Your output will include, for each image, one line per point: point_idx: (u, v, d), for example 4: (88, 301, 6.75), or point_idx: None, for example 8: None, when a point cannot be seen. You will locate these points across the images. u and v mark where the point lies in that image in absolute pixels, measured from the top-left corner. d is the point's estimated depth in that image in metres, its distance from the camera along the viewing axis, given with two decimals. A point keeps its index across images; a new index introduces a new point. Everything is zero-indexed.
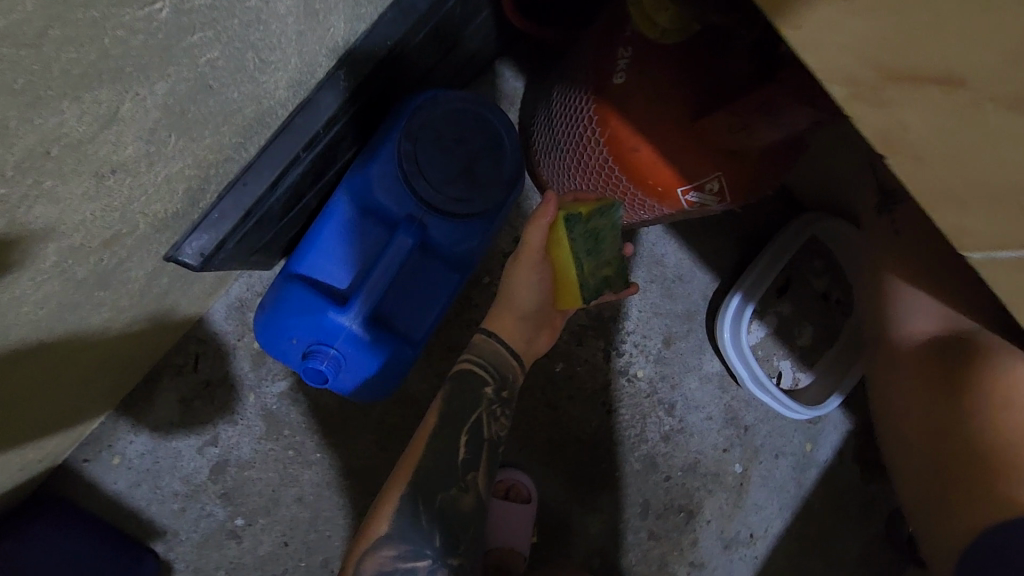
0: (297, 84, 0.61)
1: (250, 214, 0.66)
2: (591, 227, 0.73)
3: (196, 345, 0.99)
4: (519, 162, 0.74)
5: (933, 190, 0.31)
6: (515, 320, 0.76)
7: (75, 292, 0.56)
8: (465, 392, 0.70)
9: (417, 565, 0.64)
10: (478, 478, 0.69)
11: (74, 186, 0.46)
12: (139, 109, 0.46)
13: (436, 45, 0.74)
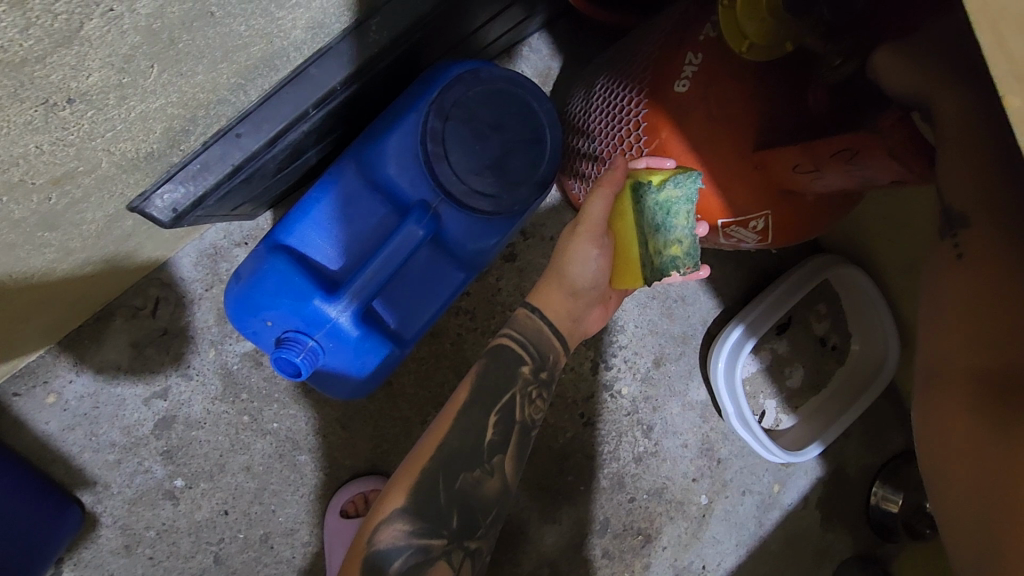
0: (317, 27, 0.52)
1: (240, 170, 0.56)
2: (662, 199, 0.62)
3: (158, 289, 0.90)
4: (556, 161, 0.66)
5: None
6: (564, 297, 0.67)
7: (12, 231, 0.47)
8: (501, 368, 0.63)
9: (432, 544, 0.57)
10: (505, 463, 0.61)
11: (14, 113, 0.37)
12: (111, 29, 0.37)
13: (485, 8, 0.65)
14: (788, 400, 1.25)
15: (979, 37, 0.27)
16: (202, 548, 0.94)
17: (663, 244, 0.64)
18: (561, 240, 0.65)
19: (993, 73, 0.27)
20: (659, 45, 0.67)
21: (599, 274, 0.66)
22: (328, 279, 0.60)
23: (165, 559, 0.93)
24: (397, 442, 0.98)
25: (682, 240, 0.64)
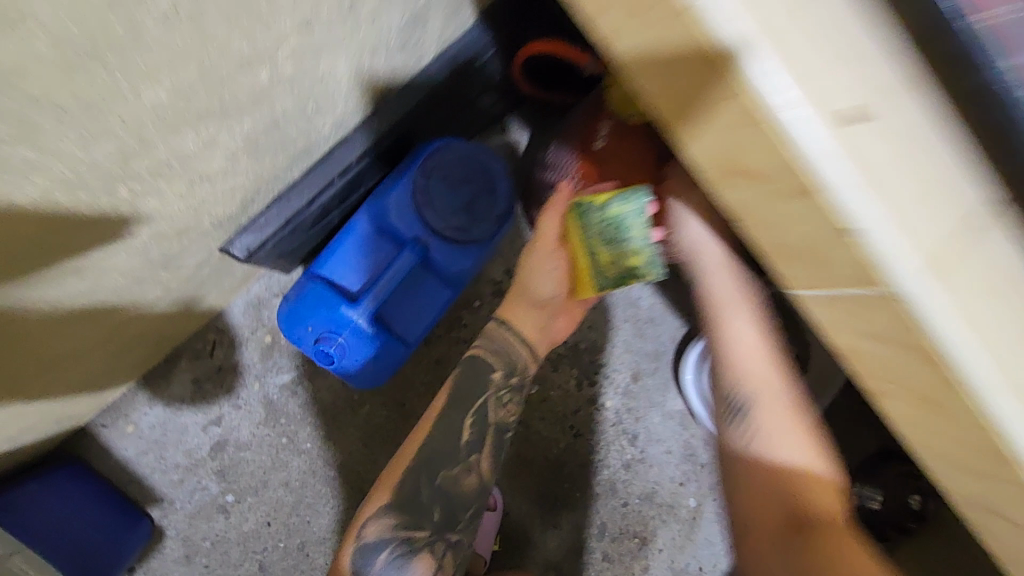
0: (337, 125, 0.75)
1: (288, 223, 0.80)
2: (610, 215, 0.72)
3: (215, 334, 1.11)
4: (511, 200, 0.88)
5: (777, 246, 0.40)
6: (527, 308, 0.86)
7: (144, 276, 0.68)
8: (474, 377, 0.82)
9: (414, 535, 0.74)
10: (480, 463, 0.79)
11: (170, 194, 0.57)
12: (228, 140, 0.57)
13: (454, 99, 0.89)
14: None
15: (617, 61, 0.39)
16: (250, 556, 1.10)
17: (622, 256, 0.72)
18: (526, 258, 0.85)
19: (638, 85, 0.39)
20: (585, 112, 0.89)
21: (555, 287, 0.84)
22: (348, 296, 0.81)
23: (218, 567, 1.09)
24: None
25: (638, 252, 0.71)
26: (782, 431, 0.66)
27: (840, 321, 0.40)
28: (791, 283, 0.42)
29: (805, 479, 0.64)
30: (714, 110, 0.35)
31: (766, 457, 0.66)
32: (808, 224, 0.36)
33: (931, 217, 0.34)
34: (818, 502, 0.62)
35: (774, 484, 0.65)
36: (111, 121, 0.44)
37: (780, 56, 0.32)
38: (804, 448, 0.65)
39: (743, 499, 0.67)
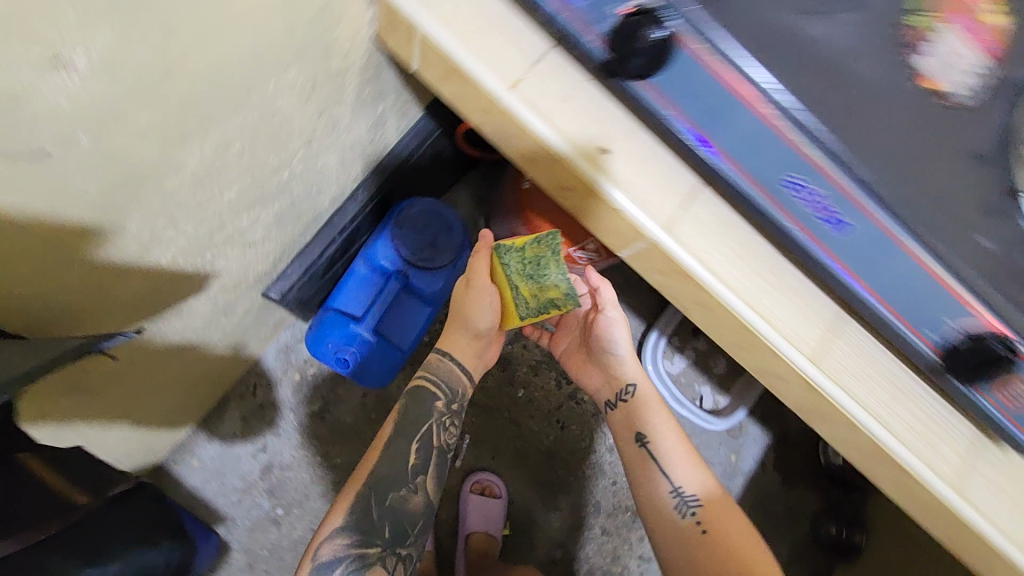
0: (336, 199, 1.00)
1: (308, 271, 1.03)
2: (530, 254, 0.89)
3: (254, 377, 1.37)
4: (465, 233, 1.07)
5: (597, 226, 0.67)
6: (466, 338, 1.01)
7: (211, 326, 0.94)
8: (419, 404, 0.96)
9: (368, 552, 0.85)
10: (424, 483, 0.93)
11: (234, 265, 0.83)
12: (268, 224, 0.84)
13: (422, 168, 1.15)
14: (718, 384, 1.65)
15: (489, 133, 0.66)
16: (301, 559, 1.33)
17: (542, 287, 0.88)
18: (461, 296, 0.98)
19: (504, 147, 0.66)
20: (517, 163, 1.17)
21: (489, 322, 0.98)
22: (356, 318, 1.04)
23: (276, 571, 1.32)
24: None
25: (558, 286, 0.88)
26: (719, 512, 0.94)
27: (651, 266, 0.66)
28: (615, 248, 0.68)
29: (742, 547, 0.91)
30: (536, 156, 0.63)
31: (719, 535, 0.92)
32: (602, 208, 0.63)
33: (663, 195, 0.62)
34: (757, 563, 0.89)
35: (724, 553, 0.90)
36: (223, 225, 0.71)
37: (557, 125, 0.61)
38: (738, 530, 0.93)
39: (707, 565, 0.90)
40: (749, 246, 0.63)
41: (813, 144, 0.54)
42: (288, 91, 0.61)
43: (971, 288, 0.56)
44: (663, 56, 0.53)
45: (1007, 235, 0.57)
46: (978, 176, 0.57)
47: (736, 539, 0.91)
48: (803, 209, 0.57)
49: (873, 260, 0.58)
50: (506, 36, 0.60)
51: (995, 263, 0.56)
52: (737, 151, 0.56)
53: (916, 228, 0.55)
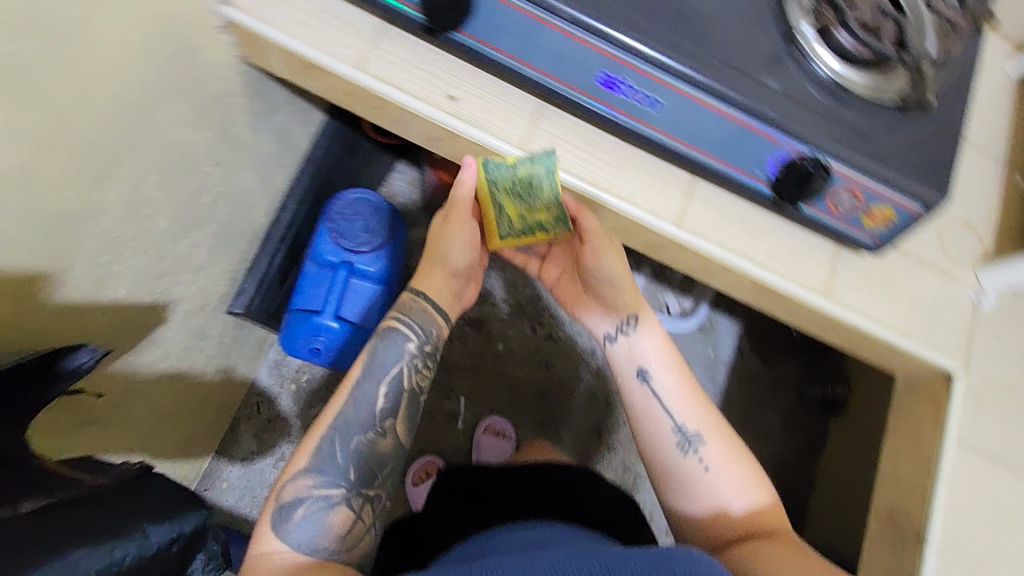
0: (269, 212, 1.11)
1: (262, 281, 1.14)
2: (522, 173, 0.73)
3: (256, 397, 1.49)
4: (391, 212, 1.22)
5: (474, 164, 0.78)
6: (444, 277, 0.95)
7: (193, 350, 1.05)
8: (388, 343, 0.90)
9: (333, 492, 0.81)
10: (394, 426, 0.87)
11: (188, 288, 0.94)
12: (208, 245, 0.94)
13: (344, 166, 1.25)
14: (679, 288, 1.76)
15: (362, 112, 0.77)
16: None
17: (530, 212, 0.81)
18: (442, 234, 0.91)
19: (376, 120, 0.77)
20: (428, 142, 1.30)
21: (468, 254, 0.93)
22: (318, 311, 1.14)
23: None
24: None
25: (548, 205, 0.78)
26: (723, 449, 0.86)
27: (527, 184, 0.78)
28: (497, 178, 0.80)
29: (741, 483, 0.85)
30: (402, 119, 0.74)
31: (720, 473, 0.85)
32: (468, 148, 0.75)
33: (512, 120, 0.72)
34: (753, 499, 0.84)
35: (721, 489, 0.84)
36: (165, 251, 0.81)
37: (405, 86, 0.71)
38: (739, 463, 0.86)
39: (698, 501, 0.85)
40: (596, 141, 0.74)
41: (609, 43, 0.63)
42: (178, 122, 0.71)
43: (775, 125, 0.66)
44: (464, 5, 0.62)
45: (792, 74, 0.67)
46: (756, 34, 0.67)
47: (738, 475, 0.85)
48: (619, 97, 0.68)
49: (688, 125, 0.69)
50: (341, 25, 0.70)
51: (790, 98, 0.66)
52: (552, 66, 0.67)
53: (716, 87, 0.64)
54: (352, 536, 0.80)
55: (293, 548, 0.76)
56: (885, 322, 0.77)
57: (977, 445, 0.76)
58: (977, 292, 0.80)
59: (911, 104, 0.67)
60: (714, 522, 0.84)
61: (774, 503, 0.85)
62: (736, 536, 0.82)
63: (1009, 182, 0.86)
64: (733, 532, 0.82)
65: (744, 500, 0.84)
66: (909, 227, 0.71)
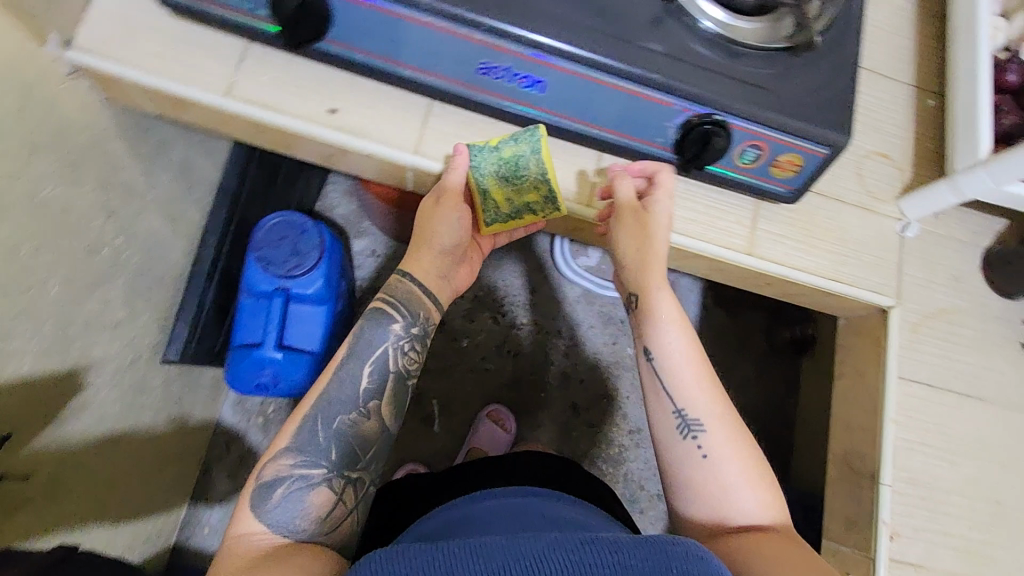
0: (189, 251, 1.06)
1: (196, 322, 1.08)
2: (506, 154, 0.71)
3: (223, 436, 1.46)
4: (321, 226, 1.14)
5: (374, 174, 0.75)
6: (430, 259, 0.79)
7: (133, 405, 1.00)
8: (373, 325, 0.77)
9: (313, 473, 0.71)
10: (379, 408, 0.76)
11: (107, 346, 0.89)
12: (119, 298, 0.89)
13: (264, 190, 1.20)
14: None
15: (246, 137, 0.73)
16: None
17: (518, 195, 0.74)
18: (425, 214, 0.75)
19: (263, 143, 0.73)
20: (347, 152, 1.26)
21: (459, 233, 0.77)
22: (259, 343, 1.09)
23: None
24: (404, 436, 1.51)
25: (537, 187, 0.73)
26: (728, 438, 0.70)
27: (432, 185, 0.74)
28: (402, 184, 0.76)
29: (745, 483, 0.69)
30: (288, 140, 0.70)
31: (719, 466, 0.69)
32: (362, 160, 0.71)
33: (401, 124, 0.69)
34: (756, 505, 0.68)
35: (717, 486, 0.69)
36: (66, 316, 0.77)
37: (280, 107, 0.67)
38: (747, 458, 0.70)
39: (701, 499, 0.69)
40: (493, 132, 0.71)
41: (476, 29, 0.60)
42: (46, 181, 0.67)
43: (665, 89, 0.63)
44: (318, 13, 0.58)
45: (675, 34, 0.64)
46: None
47: (744, 473, 0.69)
48: (502, 84, 0.65)
49: (578, 101, 0.66)
50: (200, 52, 0.66)
51: (676, 58, 0.63)
52: (426, 62, 0.64)
53: (597, 59, 0.61)
54: (330, 520, 0.70)
55: (268, 529, 0.67)
56: (812, 269, 0.76)
57: (920, 377, 0.76)
58: (900, 224, 0.79)
59: (799, 46, 0.66)
60: (717, 523, 0.68)
61: (780, 521, 0.69)
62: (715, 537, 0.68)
63: (923, 102, 0.84)
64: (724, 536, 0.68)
65: (747, 503, 0.68)
66: (818, 172, 0.69)
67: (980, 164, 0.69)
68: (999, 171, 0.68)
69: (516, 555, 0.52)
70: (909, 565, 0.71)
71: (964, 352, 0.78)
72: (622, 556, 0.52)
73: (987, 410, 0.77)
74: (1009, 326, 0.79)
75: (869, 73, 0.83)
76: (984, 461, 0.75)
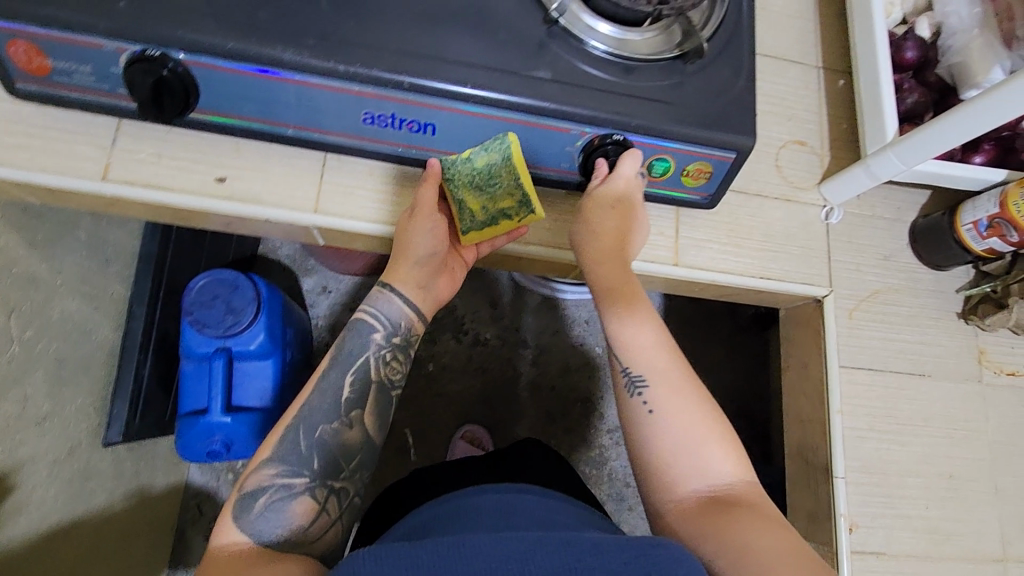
0: (118, 325, 1.02)
1: (135, 399, 1.04)
2: (479, 164, 0.63)
3: (194, 498, 1.32)
4: (252, 281, 1.09)
5: (281, 235, 0.71)
6: (409, 267, 0.69)
7: (78, 492, 0.94)
8: (354, 336, 0.69)
9: (296, 481, 0.62)
10: (363, 417, 0.67)
11: (33, 442, 0.84)
12: (37, 389, 0.84)
13: (192, 248, 1.15)
14: None
15: (142, 217, 0.69)
16: None
17: (494, 201, 0.66)
18: (398, 221, 0.68)
19: (162, 220, 0.70)
20: None
21: (435, 241, 0.68)
22: (205, 409, 1.05)
23: None
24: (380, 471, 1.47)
25: (512, 194, 0.65)
26: (684, 399, 0.64)
27: (341, 239, 0.71)
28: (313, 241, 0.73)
29: (702, 438, 0.62)
30: (183, 216, 0.67)
31: (670, 420, 0.62)
32: (264, 225, 0.68)
33: (297, 184, 0.66)
34: (716, 463, 0.61)
35: (669, 447, 0.62)
36: None
37: (165, 183, 0.64)
38: (701, 411, 0.63)
39: (662, 470, 0.62)
40: (395, 177, 0.69)
41: (349, 81, 0.57)
42: None
43: (556, 115, 0.61)
44: (177, 88, 0.56)
45: (559, 59, 0.62)
46: (513, 23, 0.62)
47: (698, 427, 0.62)
48: (390, 131, 0.63)
49: (473, 138, 0.63)
50: (74, 140, 0.63)
51: (565, 83, 0.61)
52: (308, 119, 0.61)
53: (480, 95, 0.59)
54: (312, 534, 0.61)
55: (248, 541, 0.58)
56: (741, 271, 0.75)
57: (861, 363, 0.75)
58: (823, 211, 0.79)
59: (689, 54, 0.64)
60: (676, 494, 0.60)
61: (749, 482, 0.61)
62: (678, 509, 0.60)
63: (833, 84, 0.83)
64: (683, 501, 0.60)
65: (707, 461, 0.61)
66: (730, 176, 0.68)
67: (888, 145, 0.68)
68: (905, 149, 0.66)
69: (502, 547, 0.48)
70: (871, 554, 0.70)
71: (902, 330, 0.77)
72: (603, 559, 0.47)
73: (932, 386, 0.76)
74: (946, 297, 0.79)
75: (776, 61, 0.82)
76: (935, 437, 0.74)
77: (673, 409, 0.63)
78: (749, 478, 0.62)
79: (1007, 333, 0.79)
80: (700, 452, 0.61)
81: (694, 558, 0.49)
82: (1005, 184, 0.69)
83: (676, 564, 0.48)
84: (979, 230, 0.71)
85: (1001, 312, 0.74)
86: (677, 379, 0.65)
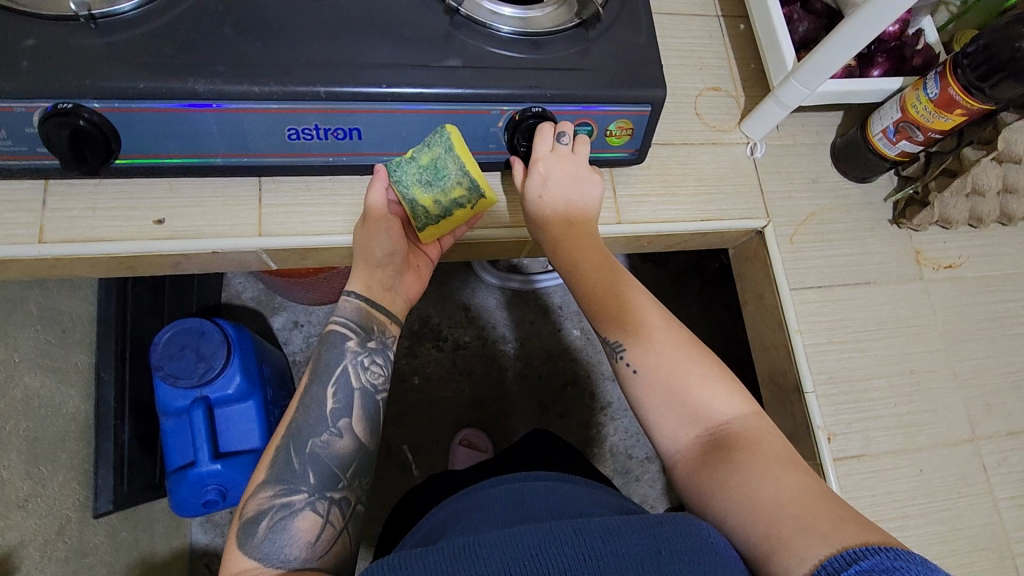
0: (89, 394, 1.01)
1: (120, 463, 1.02)
2: (425, 161, 0.64)
3: (202, 558, 1.27)
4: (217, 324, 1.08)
5: (231, 266, 0.72)
6: (373, 273, 0.69)
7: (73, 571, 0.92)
8: (327, 345, 0.67)
9: (295, 498, 0.61)
10: (353, 425, 0.66)
11: (16, 524, 0.82)
12: (12, 470, 0.82)
13: (150, 305, 1.13)
14: None
15: (90, 275, 0.69)
16: None
17: (445, 193, 0.66)
18: (354, 230, 0.69)
19: (111, 274, 0.70)
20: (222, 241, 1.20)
21: (393, 241, 0.69)
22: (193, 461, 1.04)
23: None
24: (386, 493, 1.46)
25: (461, 183, 0.65)
26: (678, 350, 0.63)
27: (291, 258, 0.72)
28: (266, 266, 0.74)
29: (704, 383, 0.61)
30: (131, 264, 0.67)
31: (659, 374, 0.62)
32: (213, 260, 0.69)
33: (238, 211, 0.67)
34: (715, 399, 0.60)
35: (671, 403, 0.61)
36: None
37: (104, 235, 0.64)
38: (687, 353, 0.63)
39: (672, 426, 0.61)
40: (333, 189, 0.70)
41: (266, 100, 0.58)
42: None
43: (474, 99, 0.63)
44: (96, 136, 0.56)
45: (468, 45, 0.64)
46: (416, 20, 0.64)
47: (684, 368, 0.62)
48: (317, 142, 0.64)
49: (399, 135, 0.65)
50: (5, 209, 0.63)
51: (477, 66, 0.63)
52: (233, 145, 0.62)
53: (395, 91, 0.60)
54: (322, 548, 0.60)
55: (259, 566, 0.57)
56: (682, 218, 0.78)
57: (810, 282, 0.79)
58: (748, 147, 0.82)
59: (589, 20, 0.67)
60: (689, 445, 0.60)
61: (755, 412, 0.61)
62: (695, 458, 0.59)
63: (734, 28, 0.87)
64: (693, 449, 0.60)
65: (707, 401, 0.60)
66: (651, 128, 0.71)
67: (790, 75, 0.72)
68: (804, 76, 0.70)
69: (518, 545, 0.49)
70: (852, 458, 0.74)
71: (842, 245, 0.81)
72: (614, 545, 0.49)
73: (879, 291, 0.80)
74: (876, 207, 0.83)
75: (677, 17, 0.86)
76: (889, 337, 0.78)
77: (670, 366, 0.62)
78: (756, 409, 0.61)
79: (939, 229, 0.83)
80: (705, 400, 0.60)
81: (702, 529, 0.51)
82: (903, 91, 0.74)
83: (687, 534, 0.50)
84: (888, 136, 0.75)
85: (926, 210, 0.78)
86: (667, 333, 0.64)
